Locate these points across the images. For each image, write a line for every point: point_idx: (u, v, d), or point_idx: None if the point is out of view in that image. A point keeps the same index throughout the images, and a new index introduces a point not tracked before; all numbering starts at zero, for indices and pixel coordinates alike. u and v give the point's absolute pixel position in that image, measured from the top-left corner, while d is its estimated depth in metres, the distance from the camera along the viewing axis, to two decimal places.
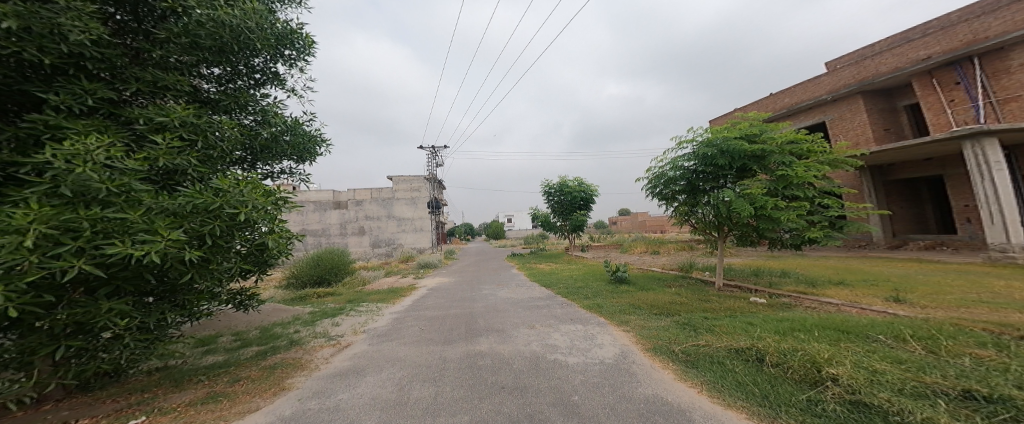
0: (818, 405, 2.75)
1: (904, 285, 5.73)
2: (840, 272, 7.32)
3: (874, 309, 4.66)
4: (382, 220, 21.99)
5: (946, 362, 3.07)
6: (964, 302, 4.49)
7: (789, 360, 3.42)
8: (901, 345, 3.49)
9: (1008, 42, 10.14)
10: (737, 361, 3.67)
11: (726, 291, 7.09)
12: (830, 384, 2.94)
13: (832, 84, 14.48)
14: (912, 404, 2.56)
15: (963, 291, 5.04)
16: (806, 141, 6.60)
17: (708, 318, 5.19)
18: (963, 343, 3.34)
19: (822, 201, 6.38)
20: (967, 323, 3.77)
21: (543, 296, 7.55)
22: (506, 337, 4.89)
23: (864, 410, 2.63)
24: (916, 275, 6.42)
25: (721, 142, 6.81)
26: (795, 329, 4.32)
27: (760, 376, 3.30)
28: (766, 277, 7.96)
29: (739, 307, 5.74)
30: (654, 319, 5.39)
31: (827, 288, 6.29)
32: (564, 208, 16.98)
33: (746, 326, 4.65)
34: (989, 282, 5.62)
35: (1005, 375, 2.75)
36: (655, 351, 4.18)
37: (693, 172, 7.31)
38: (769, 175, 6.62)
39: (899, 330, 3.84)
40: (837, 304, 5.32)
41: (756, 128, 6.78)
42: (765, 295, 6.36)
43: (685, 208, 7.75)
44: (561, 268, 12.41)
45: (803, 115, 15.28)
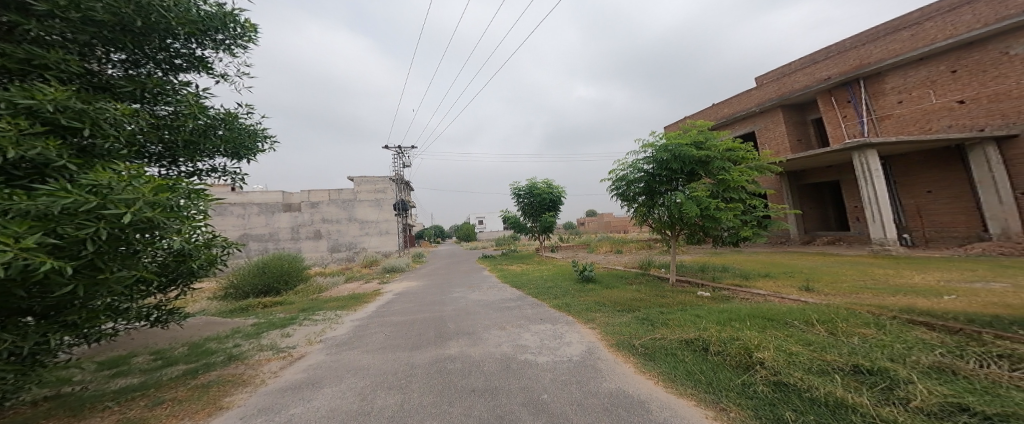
0: (750, 388, 3.08)
1: (813, 276, 6.53)
2: (767, 266, 8.14)
3: (791, 298, 5.25)
4: (341, 224, 21.07)
5: (841, 341, 3.57)
6: (858, 288, 5.19)
7: (728, 348, 3.79)
8: (811, 329, 3.97)
9: (884, 68, 11.76)
10: (688, 352, 3.99)
11: (679, 286, 7.63)
12: (758, 368, 3.31)
13: (759, 98, 15.99)
14: (818, 381, 2.95)
15: (856, 279, 5.84)
16: (742, 149, 7.26)
17: (664, 312, 5.55)
18: (853, 325, 3.87)
19: (752, 202, 7.09)
20: (862, 307, 4.33)
21: (514, 298, 7.67)
22: (475, 339, 4.94)
23: (784, 389, 2.99)
24: (820, 267, 7.28)
25: (675, 147, 7.29)
26: (732, 319, 4.76)
27: (705, 364, 3.63)
28: (710, 272, 8.68)
29: (688, 301, 6.24)
30: (617, 315, 5.70)
31: (757, 280, 6.99)
32: (533, 210, 17.18)
33: (694, 318, 5.06)
34: (874, 270, 6.55)
35: (880, 349, 3.26)
36: (618, 346, 4.42)
37: (651, 175, 7.77)
38: (711, 179, 7.22)
39: (811, 314, 4.36)
40: (764, 294, 5.93)
41: (703, 136, 7.31)
42: (709, 289, 6.94)
43: (643, 209, 8.19)
44: (530, 269, 12.62)
45: (739, 125, 16.69)
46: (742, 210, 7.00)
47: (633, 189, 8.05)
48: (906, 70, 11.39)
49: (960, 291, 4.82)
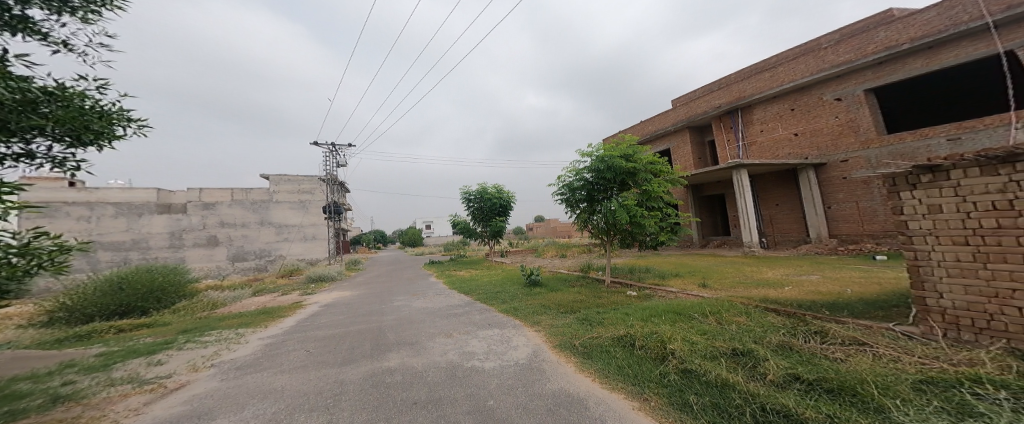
0: (664, 377, 3.53)
1: (707, 274, 7.64)
2: (676, 266, 9.24)
3: (691, 294, 6.11)
4: (249, 228, 18.85)
5: (722, 328, 4.29)
6: (738, 283, 6.18)
7: (648, 342, 4.27)
8: (706, 320, 4.64)
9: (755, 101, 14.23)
10: (619, 348, 4.41)
11: (613, 286, 8.30)
12: (671, 358, 3.80)
13: (670, 120, 17.99)
14: (710, 366, 3.49)
15: (735, 275, 7.02)
16: (661, 163, 8.21)
17: (601, 312, 6.02)
18: (732, 314, 4.62)
19: (668, 210, 8.04)
20: (743, 300, 5.13)
21: (462, 304, 7.72)
22: (419, 349, 4.92)
23: (689, 375, 3.47)
24: (712, 266, 8.47)
25: (609, 159, 7.91)
26: (653, 315, 5.34)
27: (631, 359, 4.05)
28: (637, 273, 9.60)
29: (618, 300, 6.84)
30: (559, 317, 6.06)
31: (670, 279, 7.92)
32: (483, 214, 17.23)
33: (624, 316, 5.57)
34: (748, 268, 7.80)
35: (745, 333, 4.00)
36: (560, 347, 4.73)
37: (590, 183, 8.30)
38: (637, 189, 8.01)
39: (706, 307, 5.12)
40: (675, 291, 6.76)
41: (632, 149, 8.02)
42: (636, 288, 7.67)
43: (583, 215, 8.67)
44: (479, 274, 12.72)
45: (659, 142, 18.54)
46: (661, 216, 7.91)
47: (575, 196, 8.53)
48: (765, 105, 14.10)
49: (798, 283, 6.02)
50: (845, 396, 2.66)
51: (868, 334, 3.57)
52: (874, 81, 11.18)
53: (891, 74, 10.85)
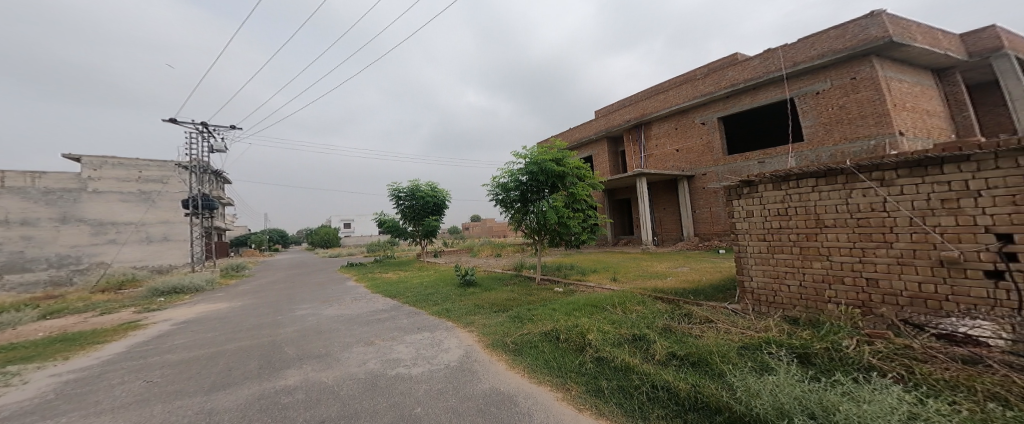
0: (581, 366, 3.78)
1: (618, 269, 8.51)
2: (594, 262, 10.17)
3: (602, 287, 6.85)
4: (41, 228, 14.18)
5: (625, 317, 4.84)
6: (643, 277, 7.11)
7: (570, 335, 4.48)
8: (615, 311, 5.16)
9: (652, 120, 16.04)
10: (546, 342, 4.55)
11: (543, 284, 8.70)
12: (587, 348, 4.07)
13: (590, 129, 19.30)
14: (616, 351, 3.82)
15: (636, 269, 8.01)
16: (585, 168, 8.81)
17: (530, 309, 6.25)
18: (638, 305, 5.25)
19: (591, 212, 8.72)
20: (642, 290, 5.94)
21: (386, 309, 7.40)
22: (332, 361, 4.36)
23: (600, 361, 3.78)
24: (623, 262, 9.48)
25: (542, 161, 8.27)
26: (576, 309, 5.69)
27: (555, 352, 4.23)
28: (563, 270, 10.17)
29: (548, 296, 7.20)
30: (491, 316, 6.14)
31: (589, 275, 8.60)
32: (416, 213, 16.77)
33: (552, 311, 5.83)
34: (649, 263, 8.87)
35: (645, 320, 4.55)
36: (492, 346, 4.71)
37: (523, 184, 8.60)
38: (565, 191, 8.51)
39: (615, 298, 5.74)
40: (593, 286, 7.39)
41: (561, 153, 8.46)
42: (562, 285, 8.13)
43: (516, 216, 8.95)
44: (411, 275, 12.32)
45: (584, 148, 19.88)
46: (584, 217, 8.54)
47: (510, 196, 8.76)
48: (659, 123, 15.95)
49: (675, 273, 7.22)
50: (703, 368, 3.23)
51: (714, 313, 4.43)
52: (725, 110, 13.61)
53: (736, 106, 13.33)
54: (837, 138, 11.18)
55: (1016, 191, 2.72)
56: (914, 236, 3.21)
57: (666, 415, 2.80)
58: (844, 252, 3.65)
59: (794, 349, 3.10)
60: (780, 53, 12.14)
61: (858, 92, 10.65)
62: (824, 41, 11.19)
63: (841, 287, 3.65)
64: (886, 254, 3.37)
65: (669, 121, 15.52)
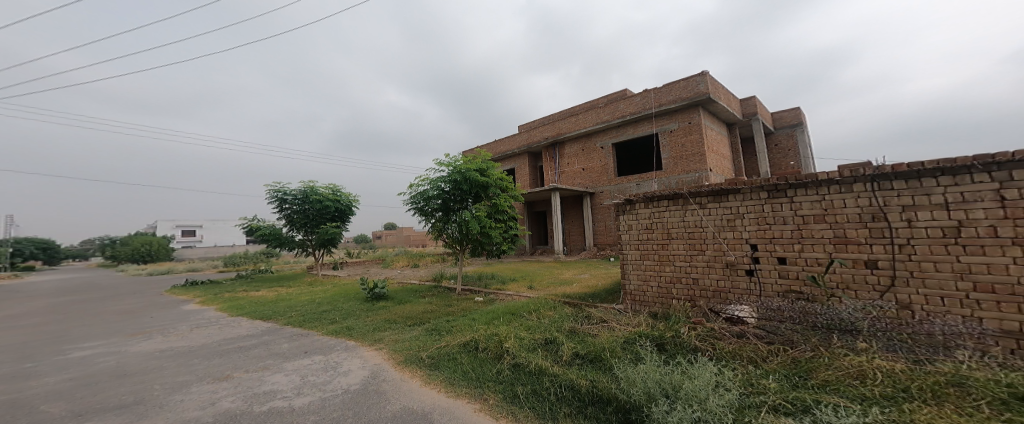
0: (499, 373, 3.90)
1: (534, 277, 9.01)
2: (513, 271, 10.57)
3: (520, 295, 7.17)
4: None
5: (540, 322, 5.13)
6: (557, 283, 7.63)
7: (488, 344, 4.55)
8: (530, 317, 5.45)
9: (567, 139, 17.21)
10: (465, 354, 4.56)
11: (463, 294, 8.70)
12: (505, 355, 4.20)
13: (511, 142, 19.90)
14: (531, 356, 4.02)
15: (548, 277, 8.52)
16: (508, 180, 9.12)
17: (449, 321, 6.23)
18: (552, 310, 5.63)
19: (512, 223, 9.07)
20: (554, 296, 6.38)
21: (252, 334, 6.30)
22: (149, 409, 3.45)
23: (517, 368, 3.93)
24: (539, 270, 10.03)
25: (465, 171, 8.33)
26: (495, 317, 5.85)
27: (474, 362, 4.28)
28: (484, 279, 10.32)
29: (468, 307, 7.25)
30: (407, 330, 5.95)
31: (508, 283, 8.90)
32: (312, 219, 15.16)
33: (471, 321, 5.91)
34: (560, 270, 9.54)
35: (558, 324, 4.90)
36: (406, 362, 4.56)
37: (446, 193, 8.56)
38: (489, 202, 8.71)
39: (531, 305, 6.02)
40: (512, 294, 7.68)
41: (485, 164, 8.63)
42: (483, 294, 8.27)
43: (437, 225, 8.82)
44: (297, 293, 10.86)
45: (506, 161, 20.46)
46: (506, 228, 8.83)
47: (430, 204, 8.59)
48: (572, 143, 17.23)
49: (580, 279, 7.92)
50: (598, 364, 3.66)
51: (606, 313, 5.09)
52: (618, 137, 15.45)
53: (624, 135, 15.28)
54: (679, 170, 13.84)
55: (754, 216, 4.14)
56: (714, 247, 4.47)
57: (571, 412, 3.07)
58: (678, 259, 4.81)
59: (655, 339, 3.69)
60: (653, 92, 14.19)
61: (692, 135, 13.44)
62: (673, 90, 13.65)
63: (678, 286, 4.81)
64: (700, 260, 4.61)
65: (581, 140, 16.86)
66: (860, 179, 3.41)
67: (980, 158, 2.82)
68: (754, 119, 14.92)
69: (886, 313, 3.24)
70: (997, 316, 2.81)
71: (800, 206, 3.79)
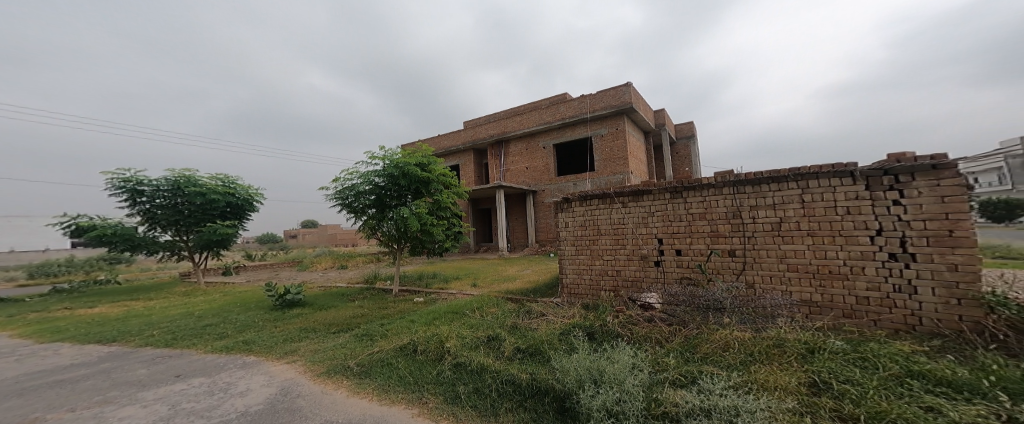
0: (441, 375, 3.83)
1: (478, 275, 9.01)
2: (456, 269, 10.44)
3: (463, 293, 7.15)
4: None
5: (483, 319, 5.15)
6: (500, 280, 7.73)
7: (429, 345, 4.44)
8: (473, 315, 5.47)
9: (511, 137, 17.42)
10: (402, 357, 4.39)
11: (400, 295, 8.41)
12: (447, 354, 4.15)
13: (455, 138, 19.61)
14: (474, 354, 4.04)
15: (492, 274, 8.62)
16: (451, 177, 9.03)
17: (383, 324, 5.95)
18: (496, 306, 5.68)
19: (454, 220, 8.96)
20: (497, 293, 6.44)
21: (79, 363, 4.90)
22: None
23: (460, 367, 3.90)
24: (483, 268, 10.03)
25: (404, 166, 8.03)
26: (436, 318, 5.75)
27: (413, 366, 4.15)
28: (425, 279, 10.04)
29: (405, 308, 7.04)
30: (332, 338, 5.53)
31: (451, 282, 8.78)
32: (189, 217, 11.62)
33: (409, 323, 5.72)
34: (504, 267, 9.67)
35: (501, 320, 4.98)
36: (329, 373, 4.22)
37: (381, 188, 8.19)
38: (430, 198, 8.51)
39: (473, 303, 6.04)
40: (454, 293, 7.61)
41: (426, 159, 8.43)
42: (423, 294, 8.10)
43: (372, 222, 8.38)
44: (158, 306, 8.80)
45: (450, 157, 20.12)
46: (448, 225, 8.68)
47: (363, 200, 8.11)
48: (516, 142, 17.50)
49: (523, 275, 8.12)
50: (536, 357, 3.83)
51: (545, 307, 5.31)
52: (558, 138, 16.10)
53: (563, 136, 15.94)
54: (608, 171, 14.83)
55: (657, 214, 4.89)
56: (633, 242, 5.09)
57: (513, 406, 3.16)
58: (607, 253, 5.32)
59: (587, 329, 4.24)
60: (588, 98, 15.00)
61: (619, 140, 14.51)
62: (604, 98, 14.63)
63: (607, 279, 5.31)
64: (621, 254, 5.19)
65: (525, 140, 17.18)
66: (725, 184, 4.35)
67: (792, 170, 3.88)
68: (663, 129, 16.80)
69: (740, 291, 4.10)
70: (802, 290, 3.87)
71: (688, 206, 4.63)
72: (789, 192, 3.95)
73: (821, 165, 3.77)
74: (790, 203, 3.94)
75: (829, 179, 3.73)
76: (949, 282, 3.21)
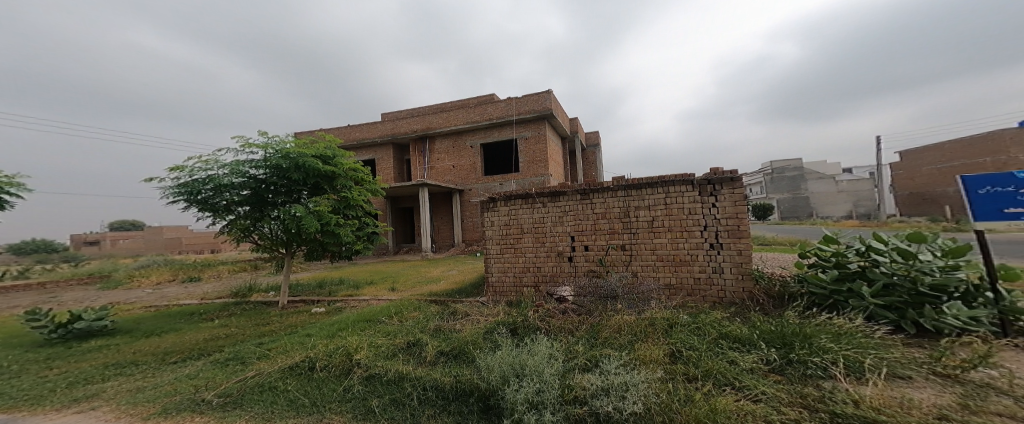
0: (347, 391, 3.50)
1: (396, 278, 8.60)
2: (371, 274, 9.77)
3: (380, 298, 6.78)
4: None
5: (402, 325, 4.95)
6: (420, 283, 7.50)
7: (332, 359, 4.03)
8: (390, 321, 5.20)
9: (435, 134, 16.97)
10: (292, 377, 3.84)
11: (290, 307, 7.42)
12: (356, 368, 3.81)
13: (372, 131, 18.32)
14: (388, 364, 3.82)
15: (414, 276, 8.34)
16: (363, 173, 8.37)
17: (270, 341, 5.13)
18: (414, 311, 5.51)
19: (366, 220, 8.28)
20: (418, 296, 6.24)
21: None
22: None
23: (373, 379, 3.66)
24: (402, 271, 9.57)
25: (298, 157, 7.02)
26: (340, 329, 5.28)
27: (309, 385, 3.68)
28: (327, 287, 9.13)
29: (301, 321, 6.33)
30: (173, 369, 4.28)
31: (364, 288, 8.22)
32: None
33: (304, 338, 5.12)
34: (425, 269, 9.42)
35: (421, 324, 4.84)
36: (171, 409, 3.37)
37: (261, 182, 7.01)
38: (335, 195, 7.67)
39: (391, 309, 5.75)
40: (368, 299, 7.17)
41: (329, 151, 7.55)
42: (324, 304, 7.35)
43: (245, 222, 7.13)
44: None
45: (364, 151, 18.72)
46: (357, 225, 7.95)
47: (230, 196, 6.75)
48: (442, 139, 17.10)
49: (447, 276, 7.97)
50: (459, 358, 3.82)
51: (470, 307, 5.30)
52: (485, 138, 16.21)
53: (489, 137, 16.17)
54: (530, 173, 15.43)
55: (562, 214, 5.32)
56: (551, 239, 5.37)
57: (435, 412, 3.08)
58: (529, 250, 5.50)
59: (510, 325, 4.44)
60: (513, 101, 15.41)
61: (541, 144, 15.22)
62: (526, 102, 15.24)
63: (528, 275, 5.49)
64: (540, 251, 5.42)
65: (450, 138, 16.92)
66: (612, 187, 5.05)
67: (660, 178, 4.84)
68: (576, 136, 18.24)
69: (627, 279, 4.89)
70: (665, 275, 4.86)
71: (587, 206, 5.19)
72: (658, 195, 4.86)
73: (672, 174, 4.81)
74: (657, 205, 4.87)
75: (679, 186, 4.77)
76: (737, 262, 4.52)
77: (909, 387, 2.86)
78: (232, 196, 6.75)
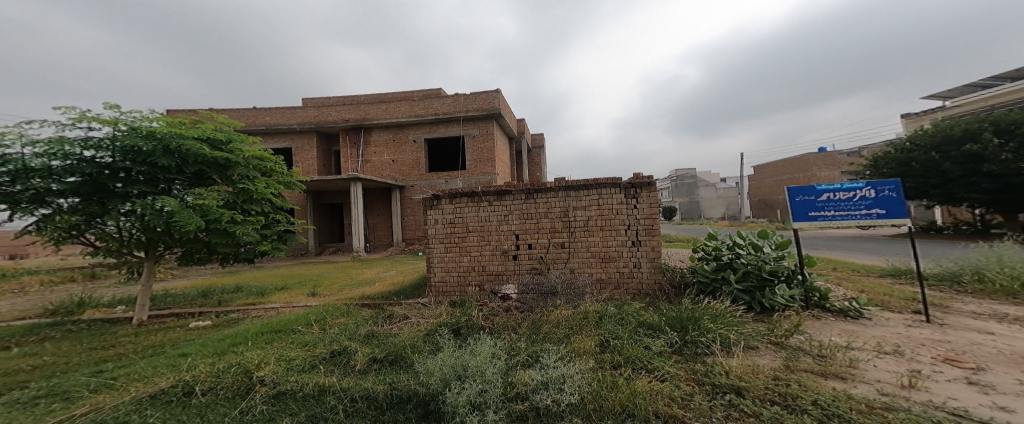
0: (247, 414, 2.91)
1: (319, 282, 7.72)
2: (283, 278, 8.59)
3: (296, 305, 5.98)
4: None
5: (325, 334, 4.44)
6: (345, 286, 6.85)
7: (223, 378, 3.33)
8: (309, 330, 4.62)
9: (370, 125, 15.64)
10: (147, 408, 2.99)
11: (154, 323, 5.72)
12: (258, 387, 3.21)
13: (290, 117, 16.13)
14: (308, 378, 3.34)
15: (342, 279, 7.59)
16: (270, 162, 7.04)
17: (118, 367, 3.88)
18: (337, 317, 4.99)
19: (275, 217, 7.03)
20: (347, 300, 5.73)
21: None
22: None
23: (280, 397, 3.14)
24: (325, 273, 8.64)
25: (169, 138, 5.14)
26: (235, 343, 4.40)
27: (185, 412, 2.95)
28: (215, 296, 7.59)
29: (169, 339, 4.85)
30: None
31: (273, 295, 7.14)
32: None
33: (175, 359, 3.97)
34: (355, 270, 8.70)
35: (344, 332, 4.39)
36: None
37: (104, 167, 4.87)
38: (227, 187, 6.06)
39: (308, 317, 5.09)
40: (276, 307, 6.19)
41: (222, 134, 5.93)
42: (209, 316, 5.92)
43: (74, 219, 4.85)
44: None
45: (277, 137, 16.34)
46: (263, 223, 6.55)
47: (41, 183, 4.50)
48: (379, 131, 15.80)
49: (384, 277, 7.43)
50: (397, 364, 3.58)
51: (409, 310, 5.01)
52: (429, 133, 15.52)
53: (433, 132, 15.50)
54: (478, 171, 15.22)
55: (508, 213, 5.38)
56: (496, 238, 5.39)
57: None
58: (474, 249, 5.44)
59: (451, 325, 4.32)
60: (462, 97, 15.13)
61: (488, 143, 15.13)
62: (475, 100, 15.09)
63: (474, 274, 5.43)
64: (487, 249, 5.41)
65: (385, 130, 15.78)
66: (552, 188, 5.28)
67: (595, 181, 5.18)
68: (523, 137, 18.61)
69: (565, 275, 5.14)
70: (596, 271, 5.23)
71: (530, 206, 5.34)
72: (593, 197, 5.21)
73: (601, 177, 5.21)
74: (590, 206, 5.22)
75: (607, 189, 5.19)
76: (647, 258, 5.10)
77: (755, 355, 3.58)
78: (47, 184, 4.53)
